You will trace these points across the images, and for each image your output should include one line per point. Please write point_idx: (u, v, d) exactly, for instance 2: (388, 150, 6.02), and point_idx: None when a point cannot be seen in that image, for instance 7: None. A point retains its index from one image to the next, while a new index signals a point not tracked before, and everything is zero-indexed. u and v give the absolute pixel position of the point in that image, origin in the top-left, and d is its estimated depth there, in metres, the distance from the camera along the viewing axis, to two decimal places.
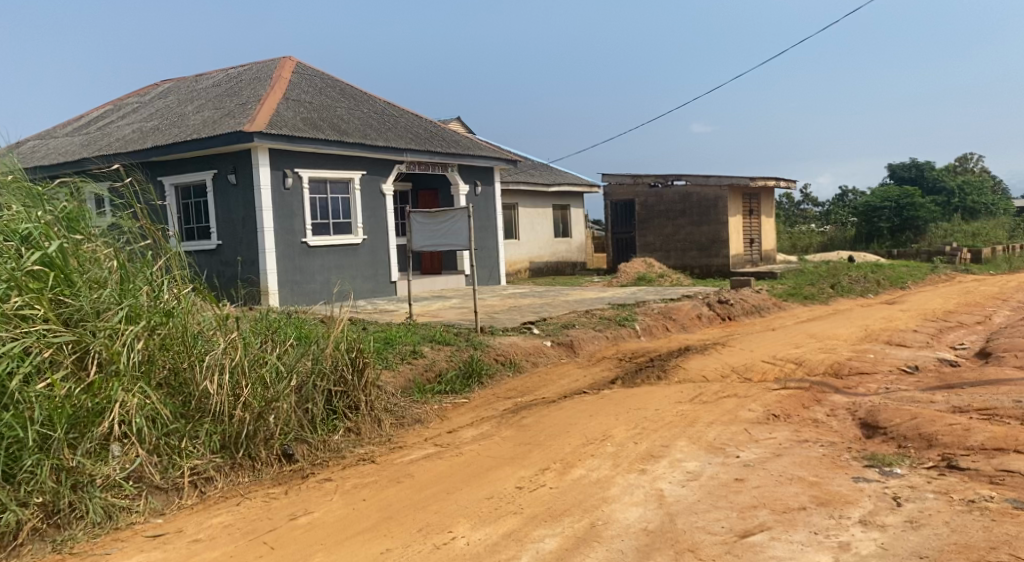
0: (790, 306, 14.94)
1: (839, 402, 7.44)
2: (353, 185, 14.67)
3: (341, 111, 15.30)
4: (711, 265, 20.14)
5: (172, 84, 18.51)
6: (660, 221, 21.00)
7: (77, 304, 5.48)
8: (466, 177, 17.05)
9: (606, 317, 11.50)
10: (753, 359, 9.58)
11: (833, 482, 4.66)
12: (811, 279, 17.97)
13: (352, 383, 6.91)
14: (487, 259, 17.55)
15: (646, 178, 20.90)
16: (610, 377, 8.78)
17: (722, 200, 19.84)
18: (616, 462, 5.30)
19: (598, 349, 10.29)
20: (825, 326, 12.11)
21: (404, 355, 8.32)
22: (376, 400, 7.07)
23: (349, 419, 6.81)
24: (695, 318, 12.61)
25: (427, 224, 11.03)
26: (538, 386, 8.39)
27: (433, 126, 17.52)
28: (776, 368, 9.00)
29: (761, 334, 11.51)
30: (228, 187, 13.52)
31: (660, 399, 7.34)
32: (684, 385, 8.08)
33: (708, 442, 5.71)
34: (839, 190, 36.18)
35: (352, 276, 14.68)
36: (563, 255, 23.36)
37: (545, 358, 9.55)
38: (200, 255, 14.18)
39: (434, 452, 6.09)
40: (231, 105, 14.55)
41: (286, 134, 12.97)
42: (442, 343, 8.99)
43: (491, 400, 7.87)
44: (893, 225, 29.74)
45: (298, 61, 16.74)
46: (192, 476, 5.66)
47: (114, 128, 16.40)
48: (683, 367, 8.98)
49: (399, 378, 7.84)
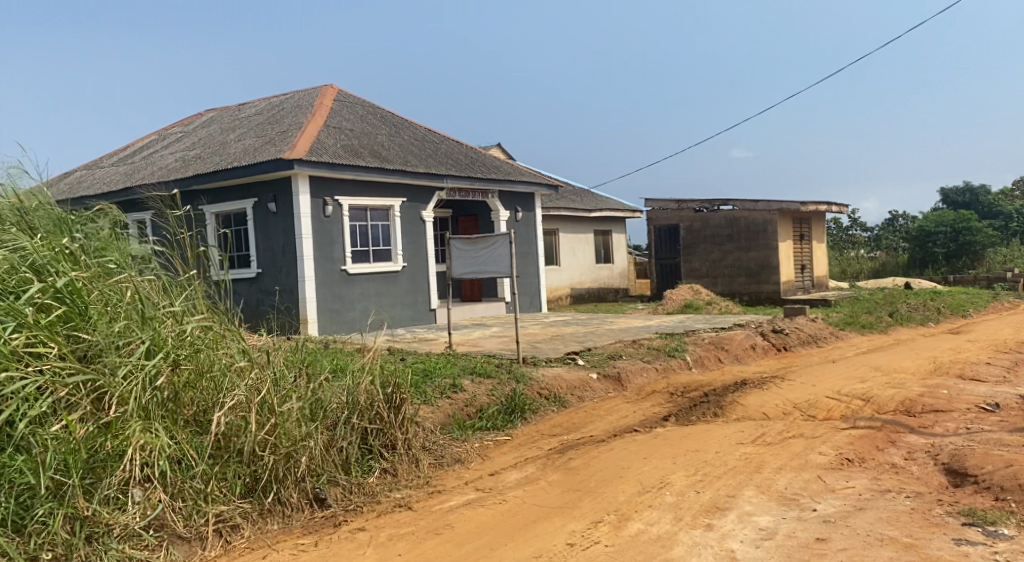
0: (848, 336, 14.22)
1: (916, 444, 6.83)
2: (393, 213, 14.36)
3: (381, 138, 15.06)
4: (761, 293, 19.46)
5: (215, 113, 18.46)
6: (706, 246, 20.33)
7: (93, 338, 5.14)
8: (507, 203, 16.67)
9: (655, 347, 10.96)
10: (816, 394, 8.95)
11: (932, 545, 4.10)
12: (868, 307, 17.20)
13: (389, 420, 6.47)
14: (529, 286, 17.12)
15: (692, 202, 20.38)
16: (662, 413, 8.24)
17: (772, 224, 19.22)
18: (677, 516, 4.79)
19: (648, 382, 9.74)
20: (889, 358, 11.42)
21: (444, 389, 7.86)
22: (414, 438, 6.62)
23: (385, 459, 6.36)
24: (748, 348, 11.99)
25: (468, 251, 10.64)
26: (585, 422, 7.88)
27: (474, 153, 17.22)
28: (841, 405, 8.38)
29: (820, 367, 10.87)
30: (268, 215, 13.30)
31: (720, 440, 6.79)
32: (743, 424, 7.51)
33: (779, 493, 5.18)
34: (889, 214, 35.17)
35: (391, 304, 14.32)
36: (605, 281, 22.80)
37: (592, 391, 9.02)
38: (240, 284, 13.94)
39: (475, 498, 5.61)
40: (272, 133, 14.42)
41: (327, 161, 12.74)
42: (483, 375, 8.53)
43: (536, 437, 7.38)
44: (948, 251, 28.70)
45: (339, 88, 16.59)
46: (217, 524, 5.24)
47: (157, 157, 16.35)
48: (741, 403, 8.41)
49: (438, 413, 7.39)
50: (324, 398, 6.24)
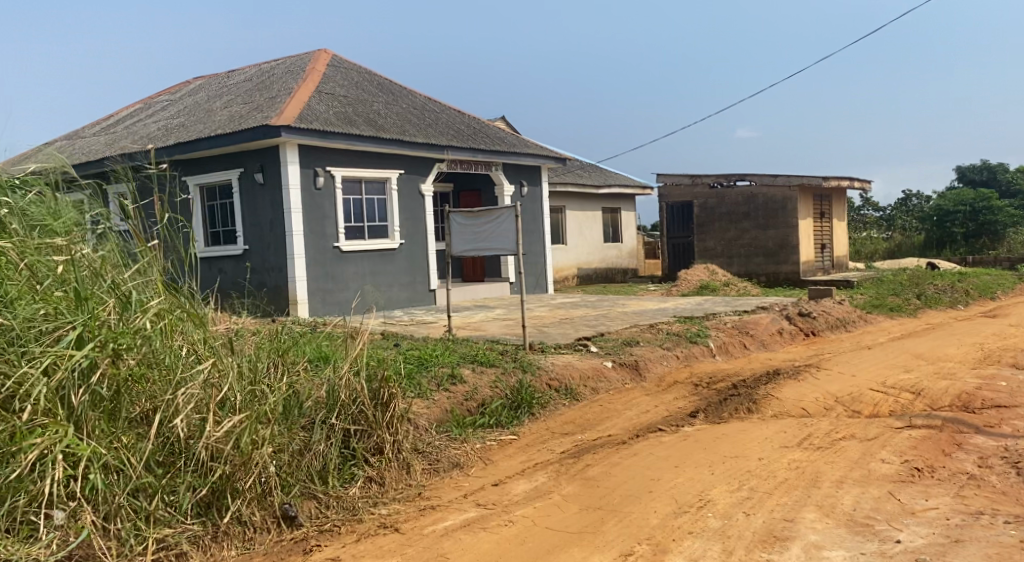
0: (876, 319, 13.25)
1: (987, 446, 5.89)
2: (390, 185, 13.37)
3: (377, 106, 14.04)
4: (778, 273, 18.50)
5: (202, 81, 17.37)
6: (721, 224, 19.30)
7: (6, 323, 4.27)
8: (511, 177, 15.67)
9: (674, 333, 9.99)
10: (858, 385, 8.00)
11: None
12: (895, 289, 16.23)
13: (375, 420, 5.54)
14: (535, 266, 16.16)
15: (706, 178, 19.28)
16: (688, 408, 7.29)
17: (791, 201, 18.27)
18: (728, 549, 3.91)
19: (668, 371, 8.79)
20: (928, 344, 10.46)
21: (440, 380, 6.92)
22: (405, 440, 5.69)
23: (371, 466, 5.43)
24: (774, 333, 11.03)
25: (469, 226, 9.66)
26: (601, 419, 6.95)
27: (477, 123, 16.20)
28: (890, 399, 7.44)
29: (856, 354, 9.91)
30: (254, 187, 12.33)
31: (760, 444, 5.85)
32: (783, 423, 6.57)
33: (847, 515, 4.27)
34: (903, 193, 34.04)
35: (387, 284, 13.36)
36: (613, 261, 21.81)
37: (608, 382, 8.07)
38: (225, 261, 12.96)
39: (477, 517, 4.67)
40: (260, 99, 13.41)
41: (317, 128, 11.73)
42: (486, 364, 7.58)
43: (547, 437, 6.45)
44: (967, 230, 27.65)
45: (333, 53, 15.55)
46: (159, 552, 4.35)
47: (140, 126, 15.33)
48: (776, 397, 7.47)
49: (433, 409, 6.43)
50: (300, 389, 5.41)
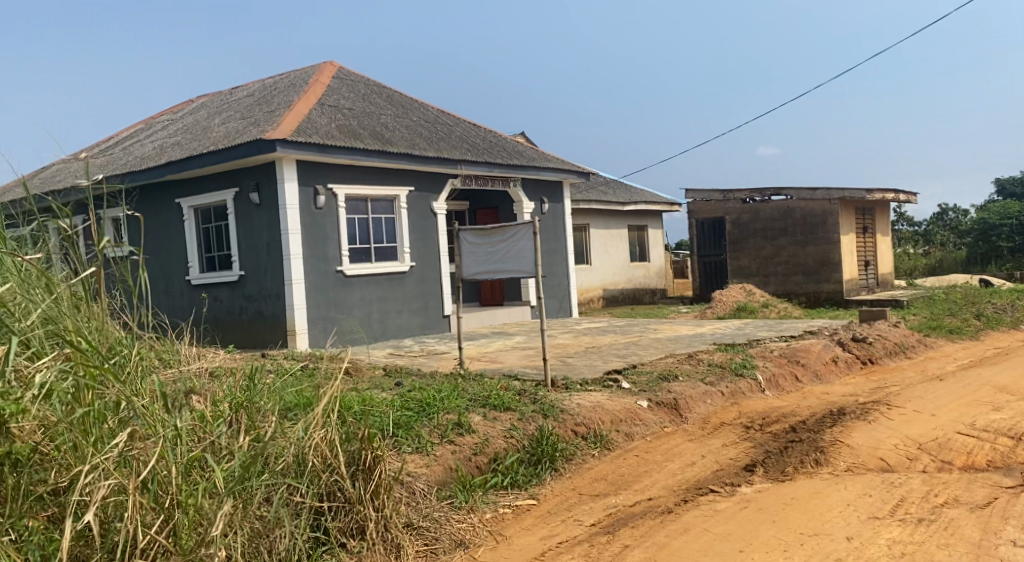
0: (937, 344, 11.95)
1: None
2: (398, 204, 12.30)
3: (385, 119, 13.01)
4: (820, 293, 17.17)
5: (206, 99, 16.43)
6: (756, 241, 18.04)
7: None
8: (531, 194, 14.57)
9: (716, 364, 8.77)
10: (943, 427, 6.76)
11: None
12: (951, 309, 14.88)
13: (353, 492, 4.46)
14: (557, 289, 15.02)
15: (739, 193, 18.12)
16: (742, 460, 6.08)
17: (832, 215, 16.96)
18: None
19: (714, 412, 7.57)
20: (1006, 374, 9.13)
21: (444, 428, 5.77)
22: (394, 515, 4.58)
23: (348, 553, 4.36)
24: (829, 362, 9.79)
25: (482, 246, 8.54)
26: (639, 475, 5.78)
27: (493, 136, 15.15)
28: (987, 446, 6.19)
29: (927, 387, 8.61)
30: (250, 208, 11.30)
31: (842, 514, 4.66)
32: (864, 482, 5.37)
33: None
34: (939, 207, 32.51)
35: (397, 311, 12.26)
36: (640, 281, 20.60)
37: (644, 426, 6.86)
38: (221, 288, 11.95)
39: None
40: (258, 114, 12.43)
41: (317, 143, 10.70)
42: (500, 408, 6.42)
43: (572, 501, 5.30)
44: (1014, 244, 26.07)
45: (339, 65, 14.59)
46: None
47: (136, 146, 14.41)
48: (848, 445, 6.25)
49: (433, 467, 5.27)
50: (268, 444, 4.31)
